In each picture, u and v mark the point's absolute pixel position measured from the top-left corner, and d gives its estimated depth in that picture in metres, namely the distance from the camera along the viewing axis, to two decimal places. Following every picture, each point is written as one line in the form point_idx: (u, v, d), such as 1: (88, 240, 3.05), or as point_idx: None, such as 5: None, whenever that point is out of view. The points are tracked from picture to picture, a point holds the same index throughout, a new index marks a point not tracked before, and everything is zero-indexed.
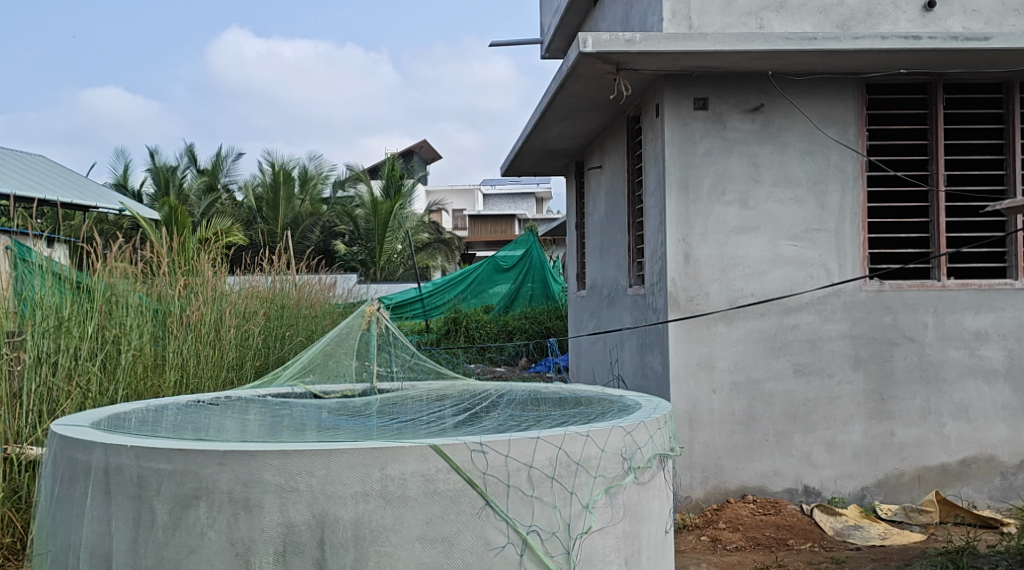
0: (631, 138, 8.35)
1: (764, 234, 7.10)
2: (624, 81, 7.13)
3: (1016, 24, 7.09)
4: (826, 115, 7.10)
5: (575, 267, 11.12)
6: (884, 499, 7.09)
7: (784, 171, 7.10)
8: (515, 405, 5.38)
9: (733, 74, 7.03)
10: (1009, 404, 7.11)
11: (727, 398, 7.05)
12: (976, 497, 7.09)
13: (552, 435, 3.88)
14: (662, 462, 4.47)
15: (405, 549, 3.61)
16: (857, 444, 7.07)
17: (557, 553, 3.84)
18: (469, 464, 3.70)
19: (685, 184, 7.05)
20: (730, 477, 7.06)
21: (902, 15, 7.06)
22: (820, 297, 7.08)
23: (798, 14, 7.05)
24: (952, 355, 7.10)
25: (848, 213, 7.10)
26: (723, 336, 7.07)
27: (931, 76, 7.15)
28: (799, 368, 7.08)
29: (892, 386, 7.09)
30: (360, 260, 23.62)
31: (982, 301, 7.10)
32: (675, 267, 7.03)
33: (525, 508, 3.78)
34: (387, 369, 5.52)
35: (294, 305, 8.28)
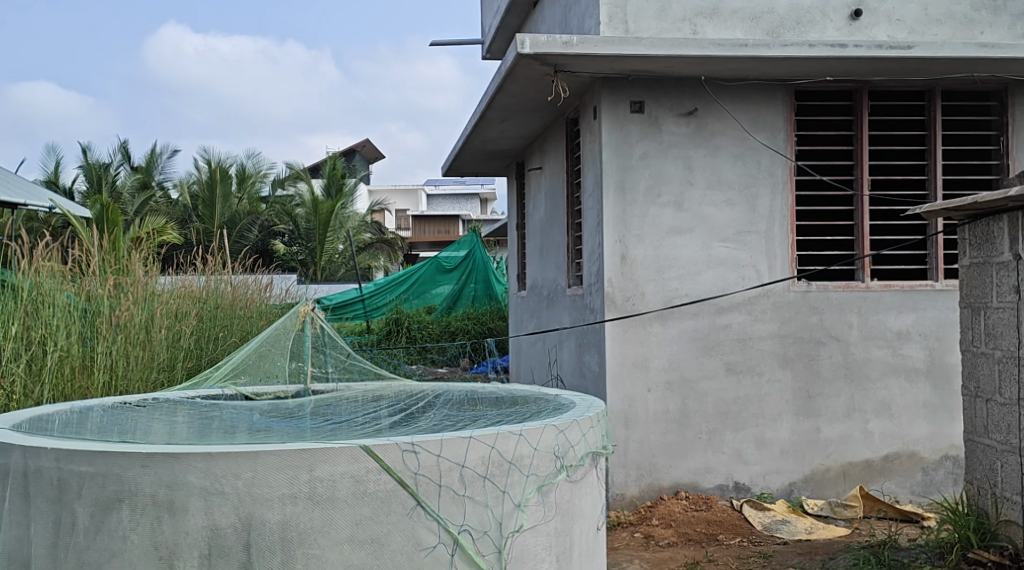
0: (569, 140, 8.43)
1: (697, 235, 7.23)
2: (561, 83, 7.21)
3: (938, 34, 7.32)
4: (757, 120, 7.25)
5: (516, 267, 11.17)
6: (810, 494, 7.27)
7: (717, 174, 7.24)
8: (451, 405, 5.43)
9: (668, 77, 7.14)
10: (930, 401, 7.32)
11: (662, 397, 7.17)
12: (898, 492, 7.30)
13: (484, 435, 3.92)
14: (595, 460, 4.55)
15: (334, 551, 3.63)
16: (784, 441, 7.24)
17: (488, 553, 3.90)
18: (400, 465, 3.73)
19: (621, 185, 7.14)
20: (664, 474, 7.17)
21: (829, 23, 7.25)
22: (751, 297, 7.24)
23: (730, 20, 7.19)
24: (876, 354, 7.29)
25: (777, 216, 7.27)
26: (657, 335, 7.18)
27: (857, 83, 7.33)
28: (730, 366, 7.23)
29: (818, 384, 7.26)
30: (301, 260, 23.45)
31: (905, 301, 7.30)
32: (611, 268, 7.12)
33: (456, 507, 3.83)
34: (322, 370, 5.53)
35: (228, 305, 8.19)
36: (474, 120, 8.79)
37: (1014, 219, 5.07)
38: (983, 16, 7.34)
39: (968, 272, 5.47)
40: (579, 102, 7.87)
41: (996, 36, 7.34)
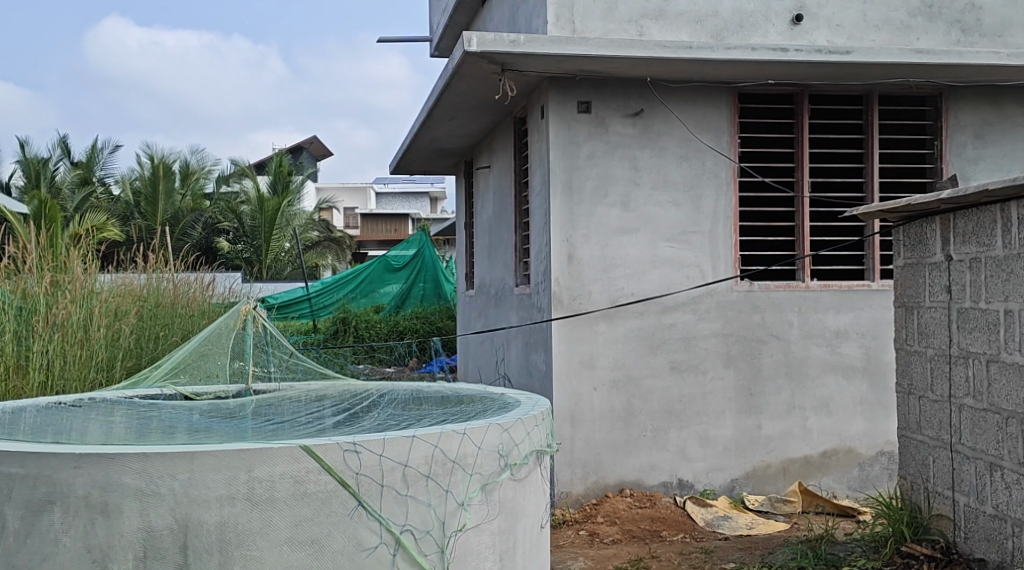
0: (517, 139, 8.43)
1: (643, 235, 7.29)
2: (508, 82, 7.22)
3: (876, 40, 7.46)
4: (701, 122, 7.34)
5: (464, 266, 11.18)
6: (751, 490, 7.37)
7: (663, 174, 7.31)
8: (397, 404, 5.40)
9: (614, 78, 7.20)
10: (867, 399, 7.47)
11: (608, 396, 7.22)
12: (836, 487, 7.43)
13: (427, 434, 3.92)
14: (539, 458, 4.57)
15: (273, 552, 3.62)
16: (727, 438, 7.34)
17: (430, 553, 3.90)
18: (341, 465, 3.72)
19: (568, 185, 7.18)
20: (609, 472, 7.23)
21: (772, 28, 7.36)
22: (695, 297, 7.33)
23: (675, 23, 7.26)
24: (815, 352, 7.42)
25: (720, 217, 7.36)
26: (604, 334, 7.23)
27: (798, 87, 7.46)
28: (675, 365, 7.31)
29: (760, 382, 7.37)
30: (245, 258, 23.29)
31: (843, 301, 7.44)
32: (558, 267, 7.15)
33: (398, 507, 3.83)
34: (265, 370, 5.47)
35: (169, 304, 8.04)
36: (422, 118, 8.77)
37: (946, 221, 5.18)
38: (919, 22, 7.50)
39: (902, 273, 5.59)
40: (527, 101, 7.89)
41: (932, 43, 7.51)
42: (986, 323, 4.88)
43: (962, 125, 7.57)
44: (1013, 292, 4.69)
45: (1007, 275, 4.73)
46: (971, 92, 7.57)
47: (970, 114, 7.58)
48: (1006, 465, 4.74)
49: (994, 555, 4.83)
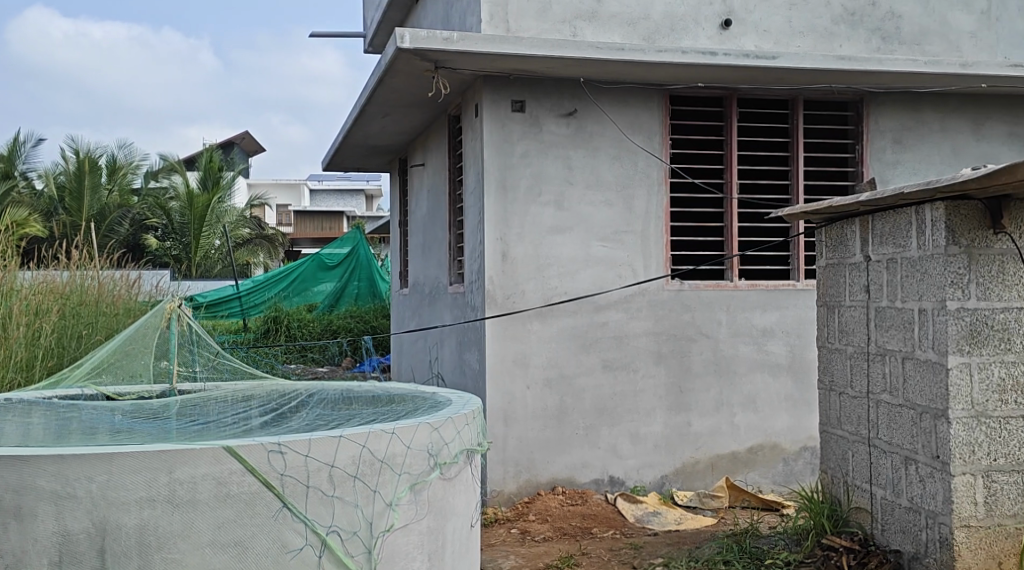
0: (451, 137, 8.41)
1: (576, 234, 7.33)
2: (442, 79, 7.21)
3: (802, 45, 7.60)
4: (633, 122, 7.41)
5: (398, 264, 11.11)
6: (681, 486, 7.46)
7: (596, 174, 7.36)
8: (326, 404, 5.35)
9: (548, 78, 7.23)
10: (791, 396, 7.63)
11: (541, 394, 7.25)
12: (761, 482, 7.58)
13: (355, 434, 3.89)
14: (469, 457, 4.56)
15: (195, 554, 3.58)
16: (657, 435, 7.42)
17: (357, 553, 3.88)
18: (265, 466, 3.68)
19: (502, 184, 7.19)
20: (541, 470, 7.25)
21: (702, 31, 7.45)
22: (627, 296, 7.39)
23: (608, 24, 7.30)
24: (742, 350, 7.55)
25: (652, 217, 7.44)
26: (537, 333, 7.25)
27: (727, 90, 7.57)
28: (607, 363, 7.36)
29: (689, 379, 7.47)
30: (174, 255, 22.97)
31: (769, 300, 7.60)
32: (491, 266, 7.15)
33: (324, 509, 3.80)
34: (190, 369, 5.40)
35: (93, 302, 7.88)
36: (355, 115, 8.71)
37: (865, 223, 5.29)
38: (842, 29, 7.66)
39: (825, 273, 5.70)
40: (461, 98, 7.88)
41: (854, 50, 7.67)
42: (902, 322, 5.01)
43: (882, 130, 7.75)
44: (926, 292, 4.82)
45: (922, 275, 4.86)
46: (891, 98, 7.75)
47: (891, 119, 7.77)
48: (920, 459, 4.87)
49: (908, 546, 4.95)
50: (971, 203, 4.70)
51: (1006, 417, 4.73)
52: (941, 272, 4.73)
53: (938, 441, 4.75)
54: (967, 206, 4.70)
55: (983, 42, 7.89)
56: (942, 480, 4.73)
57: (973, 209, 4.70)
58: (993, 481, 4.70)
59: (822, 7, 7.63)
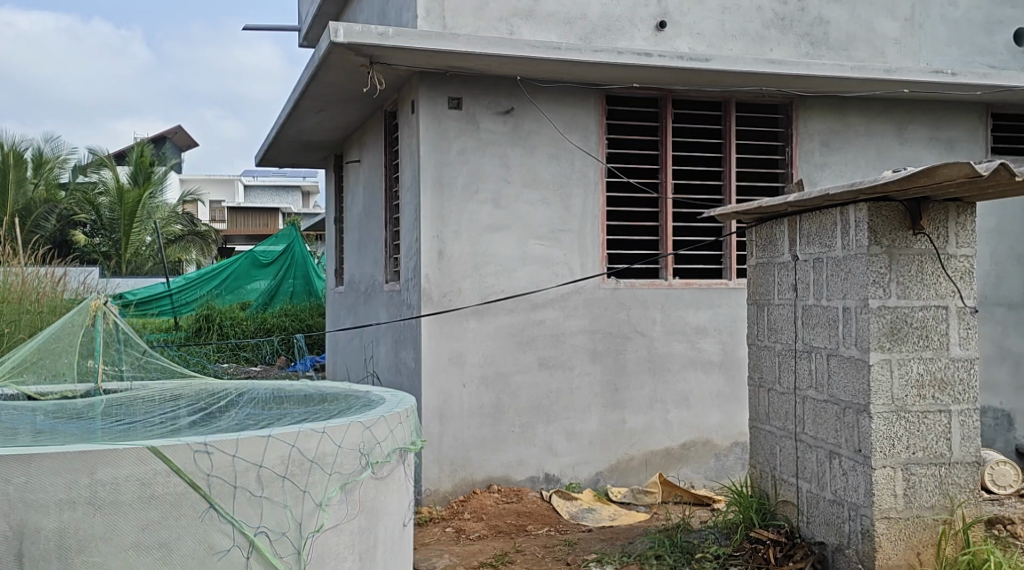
0: (387, 133, 8.36)
1: (513, 232, 7.34)
2: (376, 74, 7.16)
3: (734, 48, 7.70)
4: (569, 121, 7.44)
5: (334, 262, 11.01)
6: (616, 483, 7.51)
7: (532, 173, 7.38)
8: (257, 403, 5.29)
9: (484, 76, 7.22)
10: (723, 392, 7.75)
11: (477, 392, 7.23)
12: (694, 478, 7.67)
13: (284, 433, 3.84)
14: (402, 456, 4.53)
15: (118, 557, 3.51)
16: (592, 432, 7.46)
17: (286, 554, 3.83)
18: (191, 466, 3.62)
19: (439, 181, 7.16)
20: (477, 468, 7.22)
21: (637, 32, 7.50)
22: (562, 294, 7.42)
23: (545, 23, 7.31)
24: (676, 348, 7.64)
25: (588, 216, 7.49)
26: (473, 331, 7.23)
27: (662, 92, 7.64)
28: (543, 361, 7.38)
29: (624, 377, 7.53)
30: (102, 252, 22.52)
31: (702, 299, 7.70)
32: (427, 264, 7.12)
33: (252, 509, 3.75)
34: (116, 369, 5.31)
35: (15, 299, 7.70)
36: (289, 110, 8.61)
37: (793, 223, 5.38)
38: (773, 34, 7.78)
39: (754, 272, 5.78)
40: (397, 94, 7.83)
41: (784, 54, 7.79)
42: (827, 319, 5.10)
43: (811, 133, 7.90)
44: (850, 291, 4.92)
45: (846, 274, 4.95)
46: (818, 102, 7.90)
47: (820, 122, 7.92)
48: (843, 453, 4.96)
49: (832, 538, 5.05)
50: (892, 205, 4.81)
51: (924, 411, 4.83)
52: (863, 271, 4.82)
53: (861, 435, 4.84)
54: (888, 207, 4.81)
55: (907, 49, 8.08)
56: (864, 473, 4.82)
57: (894, 211, 4.81)
58: (912, 474, 4.81)
59: (753, 11, 7.74)
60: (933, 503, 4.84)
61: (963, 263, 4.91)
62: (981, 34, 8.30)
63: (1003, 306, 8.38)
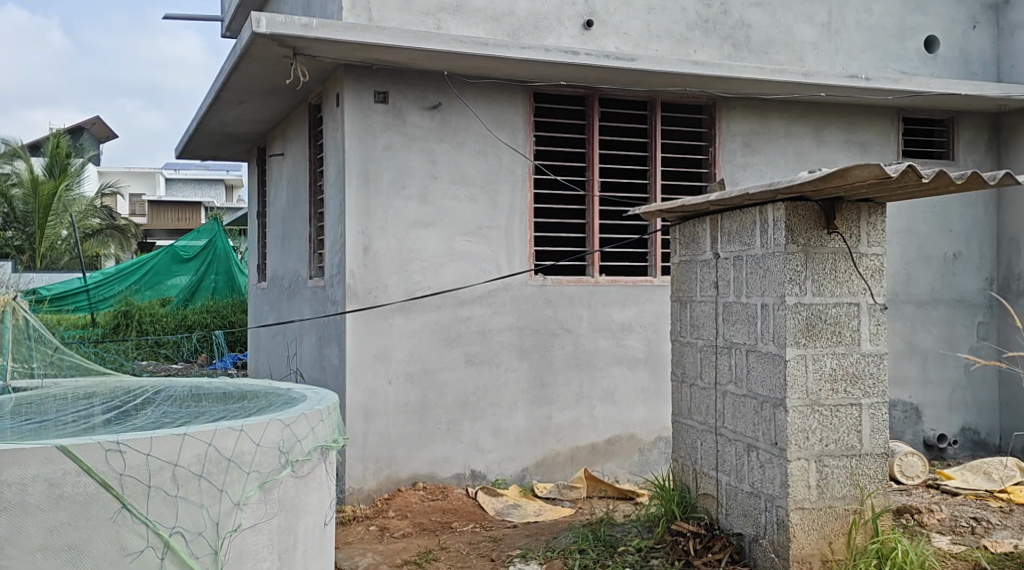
0: (312, 127, 8.25)
1: (440, 229, 7.30)
2: (300, 66, 7.06)
3: (660, 49, 7.76)
4: (496, 118, 7.43)
5: (256, 257, 10.85)
6: (541, 479, 7.52)
7: (459, 169, 7.35)
8: (175, 401, 5.16)
9: (411, 70, 7.18)
10: (648, 388, 7.82)
11: (402, 389, 7.17)
12: (618, 472, 7.72)
13: (201, 432, 3.75)
14: (324, 454, 4.44)
15: (25, 560, 3.43)
16: (518, 429, 7.46)
17: (202, 554, 3.75)
18: (102, 466, 3.54)
19: (364, 176, 7.08)
20: (402, 466, 7.17)
21: (564, 30, 7.52)
22: (490, 291, 7.41)
23: (472, 19, 7.28)
24: (602, 344, 7.69)
25: (516, 212, 7.49)
26: (399, 328, 7.17)
27: (589, 90, 7.67)
28: (469, 358, 7.36)
29: (550, 373, 7.55)
30: (16, 246, 21.90)
31: (628, 296, 7.76)
32: (352, 259, 7.04)
33: (168, 509, 3.67)
34: (27, 366, 5.20)
35: None
36: (211, 102, 8.44)
37: (715, 222, 5.44)
38: (697, 35, 7.86)
39: (678, 269, 5.84)
40: (322, 87, 7.74)
41: (707, 56, 7.89)
42: (747, 315, 5.17)
43: (733, 134, 8.01)
44: (768, 288, 4.99)
45: (764, 272, 5.03)
46: (740, 104, 8.02)
47: (743, 123, 8.03)
48: (761, 446, 5.04)
49: (749, 529, 5.14)
50: (808, 204, 4.89)
51: (837, 405, 4.93)
52: (781, 269, 4.89)
53: (777, 428, 4.91)
54: (805, 206, 4.89)
55: (824, 54, 8.24)
56: (780, 465, 4.90)
57: (810, 210, 4.90)
58: (825, 466, 4.90)
59: (678, 12, 7.81)
60: (844, 493, 4.93)
61: (873, 261, 5.02)
62: (895, 40, 8.49)
63: (912, 304, 8.61)
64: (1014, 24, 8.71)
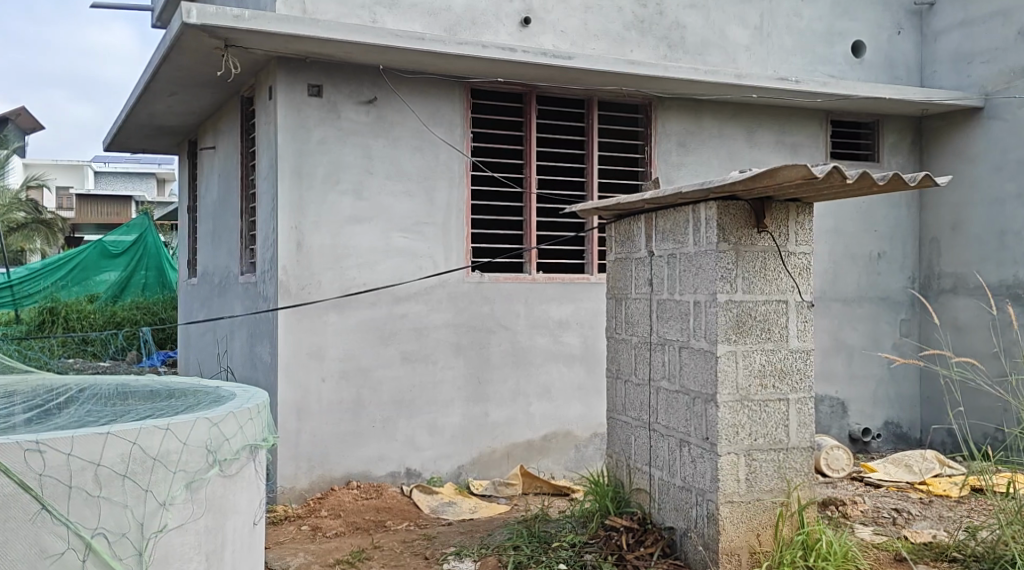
0: (244, 120, 8.12)
1: (375, 225, 7.23)
2: (232, 58, 6.94)
3: (596, 48, 7.78)
4: (433, 113, 7.39)
5: (187, 252, 10.66)
6: (477, 476, 7.50)
7: (395, 165, 7.29)
8: (99, 400, 5.04)
9: (347, 64, 7.10)
10: (583, 384, 7.85)
11: (336, 387, 7.09)
12: (554, 469, 7.73)
13: (125, 431, 3.67)
14: (252, 453, 4.34)
15: None
16: (454, 426, 7.43)
17: (126, 556, 3.66)
18: (21, 466, 3.46)
19: (298, 170, 6.99)
20: (336, 465, 7.09)
21: (501, 27, 7.50)
22: (426, 287, 7.36)
23: (408, 14, 7.22)
24: (539, 341, 7.69)
25: (453, 209, 7.45)
26: (333, 325, 7.10)
27: (526, 87, 7.66)
28: (405, 355, 7.30)
29: (487, 370, 7.53)
30: None
31: (565, 293, 7.78)
32: (285, 255, 6.94)
33: (89, 509, 3.58)
34: None
35: None
36: (139, 93, 8.26)
37: (649, 220, 5.46)
38: (634, 35, 7.90)
39: (614, 267, 5.85)
40: (254, 80, 7.61)
41: (644, 56, 7.93)
42: (680, 312, 5.20)
43: (668, 133, 8.07)
44: (700, 285, 5.03)
45: (697, 270, 5.07)
46: (675, 103, 8.08)
47: (678, 123, 8.10)
48: (692, 441, 5.08)
49: (681, 523, 5.18)
50: (740, 204, 4.94)
51: (766, 400, 4.99)
52: (712, 267, 4.94)
53: (708, 423, 4.96)
54: (736, 206, 4.93)
55: (756, 56, 8.35)
56: (710, 459, 4.94)
57: (742, 210, 4.95)
58: (753, 460, 4.96)
59: (615, 12, 7.84)
60: (771, 487, 4.99)
61: (801, 260, 5.09)
62: (826, 43, 8.63)
63: (839, 301, 8.76)
64: (938, 31, 8.92)
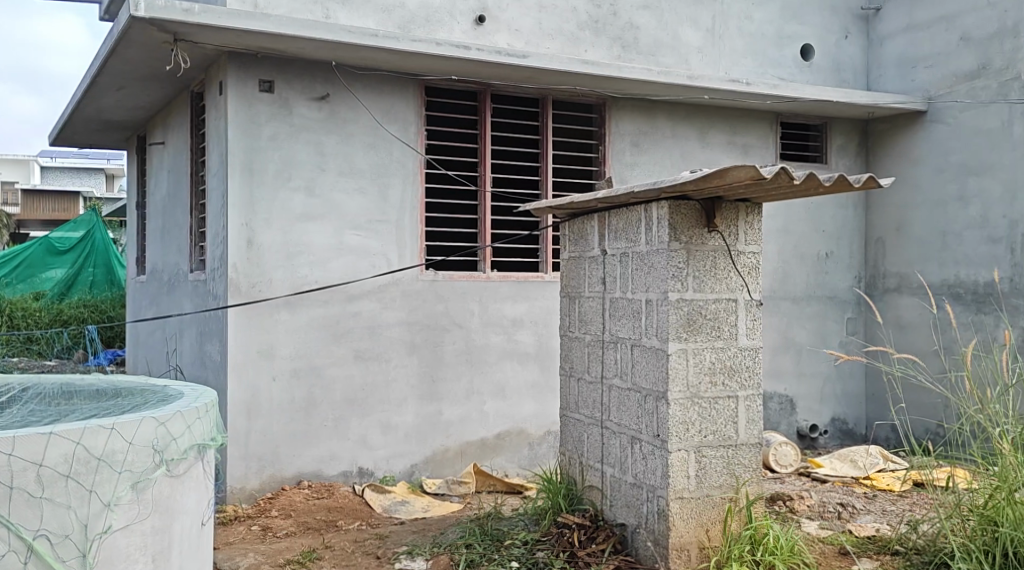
0: (194, 115, 8.01)
1: (327, 222, 7.17)
2: (181, 52, 6.84)
3: (550, 47, 7.79)
4: (387, 110, 7.34)
5: (136, 249, 10.49)
6: (429, 475, 7.47)
7: (348, 162, 7.23)
8: (43, 399, 4.94)
9: (299, 60, 7.03)
10: (537, 382, 7.86)
11: (288, 386, 7.03)
12: (507, 467, 7.73)
13: (68, 430, 3.59)
14: (200, 453, 4.27)
15: None
16: (408, 425, 7.40)
17: (69, 558, 3.59)
18: None
19: (249, 167, 6.91)
20: (287, 464, 7.03)
21: (456, 24, 7.47)
22: (379, 285, 7.32)
23: (362, 9, 7.16)
24: (492, 339, 7.69)
25: (406, 207, 7.42)
26: (284, 323, 7.03)
27: (481, 85, 7.64)
28: (358, 353, 7.25)
29: (440, 369, 7.51)
30: None
31: (519, 291, 7.78)
32: (236, 253, 6.86)
33: (31, 511, 3.52)
34: None
35: None
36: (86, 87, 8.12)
37: (603, 219, 5.47)
38: (587, 35, 7.92)
39: (567, 265, 5.86)
40: (205, 75, 7.52)
41: (598, 55, 7.95)
42: (632, 310, 5.22)
43: (622, 133, 8.09)
44: (652, 284, 5.05)
45: (648, 269, 5.09)
46: (629, 103, 8.11)
47: (632, 123, 8.13)
48: (644, 438, 5.10)
49: (632, 520, 5.20)
50: (691, 204, 4.97)
51: (716, 397, 5.02)
52: (663, 265, 4.96)
53: (659, 420, 4.98)
54: (687, 206, 4.96)
55: (709, 57, 8.41)
56: (661, 456, 4.97)
57: (694, 209, 4.98)
58: (703, 457, 4.99)
59: (569, 11, 7.85)
60: (720, 483, 5.03)
61: (751, 259, 5.13)
62: (778, 45, 8.72)
63: (789, 300, 8.85)
64: (885, 35, 9.05)
